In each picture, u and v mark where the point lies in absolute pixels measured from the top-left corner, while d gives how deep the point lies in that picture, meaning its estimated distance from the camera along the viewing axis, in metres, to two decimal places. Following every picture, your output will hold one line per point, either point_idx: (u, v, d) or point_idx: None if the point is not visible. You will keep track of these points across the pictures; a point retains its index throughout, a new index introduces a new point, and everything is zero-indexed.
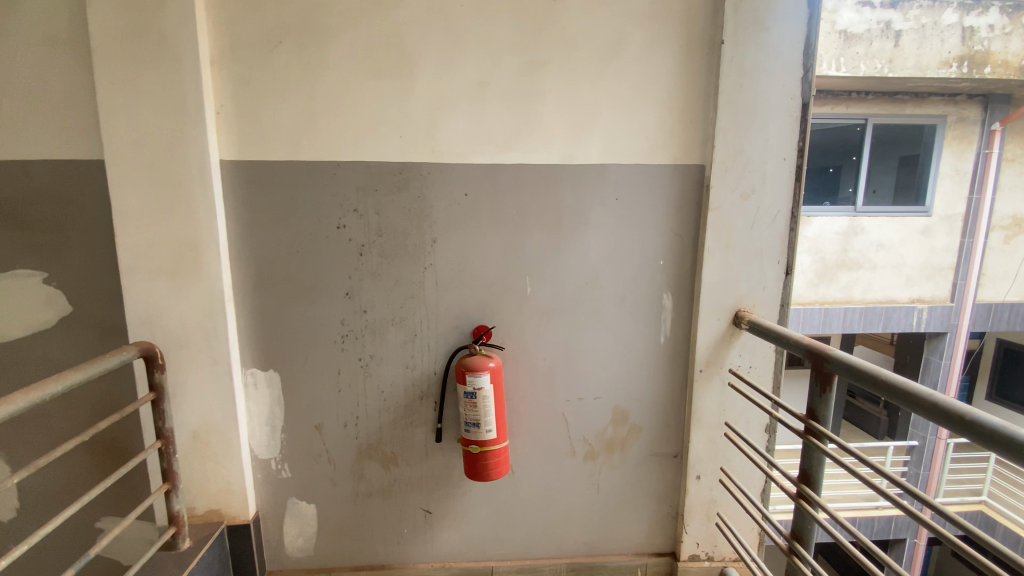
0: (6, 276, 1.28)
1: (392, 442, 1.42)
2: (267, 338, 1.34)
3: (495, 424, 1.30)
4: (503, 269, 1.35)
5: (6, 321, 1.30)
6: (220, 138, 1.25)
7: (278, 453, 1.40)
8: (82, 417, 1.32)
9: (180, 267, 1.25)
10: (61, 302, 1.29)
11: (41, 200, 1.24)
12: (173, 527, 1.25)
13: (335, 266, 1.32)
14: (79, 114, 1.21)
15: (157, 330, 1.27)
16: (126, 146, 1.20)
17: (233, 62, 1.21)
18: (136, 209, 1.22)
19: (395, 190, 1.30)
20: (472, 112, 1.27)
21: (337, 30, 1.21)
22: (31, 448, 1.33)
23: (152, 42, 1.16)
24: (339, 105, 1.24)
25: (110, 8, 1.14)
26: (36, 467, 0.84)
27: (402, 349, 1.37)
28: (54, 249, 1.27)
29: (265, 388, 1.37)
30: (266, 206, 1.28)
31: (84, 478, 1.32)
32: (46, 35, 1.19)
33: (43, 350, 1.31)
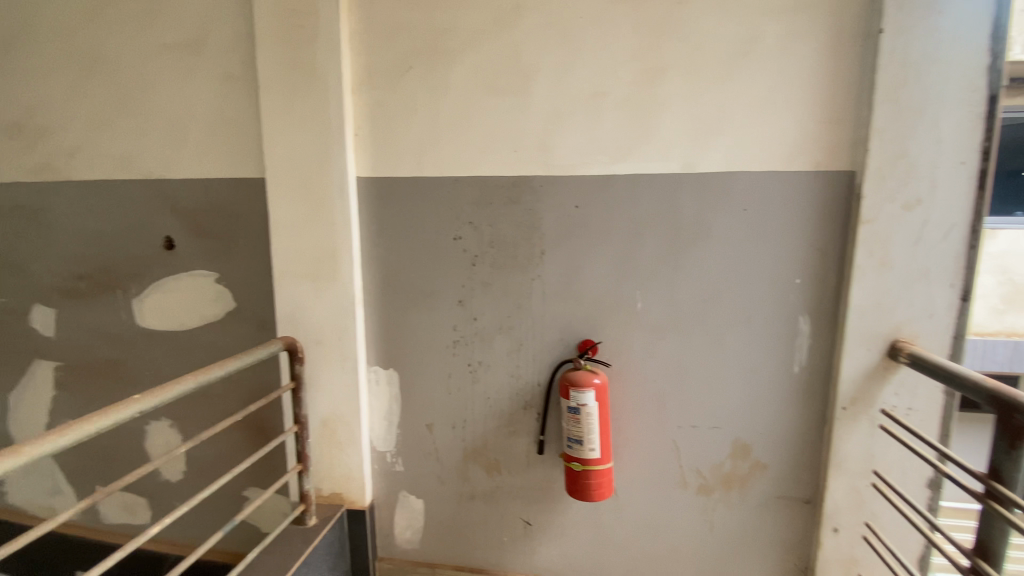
0: (189, 276, 1.53)
1: (496, 449, 1.44)
2: (388, 339, 1.44)
3: (599, 443, 1.25)
4: (615, 283, 1.30)
5: (186, 312, 1.55)
6: (357, 157, 1.37)
7: (393, 448, 1.49)
8: (236, 400, 1.53)
9: (319, 273, 1.40)
10: (226, 298, 1.52)
11: (216, 211, 1.48)
12: (303, 505, 1.39)
13: (449, 274, 1.38)
14: (247, 140, 1.43)
15: (299, 326, 1.43)
16: (281, 166, 1.37)
17: (369, 88, 1.33)
18: (287, 220, 1.39)
19: (508, 203, 1.32)
20: (588, 123, 1.25)
21: (460, 51, 1.27)
22: (195, 422, 1.57)
23: (304, 74, 1.32)
24: (460, 122, 1.30)
25: (275, 48, 1.32)
26: (198, 439, 1.03)
27: (509, 359, 1.39)
28: (223, 253, 1.49)
29: (384, 386, 1.47)
30: (392, 217, 1.38)
31: (237, 451, 1.53)
32: (227, 74, 1.41)
33: (212, 338, 1.55)
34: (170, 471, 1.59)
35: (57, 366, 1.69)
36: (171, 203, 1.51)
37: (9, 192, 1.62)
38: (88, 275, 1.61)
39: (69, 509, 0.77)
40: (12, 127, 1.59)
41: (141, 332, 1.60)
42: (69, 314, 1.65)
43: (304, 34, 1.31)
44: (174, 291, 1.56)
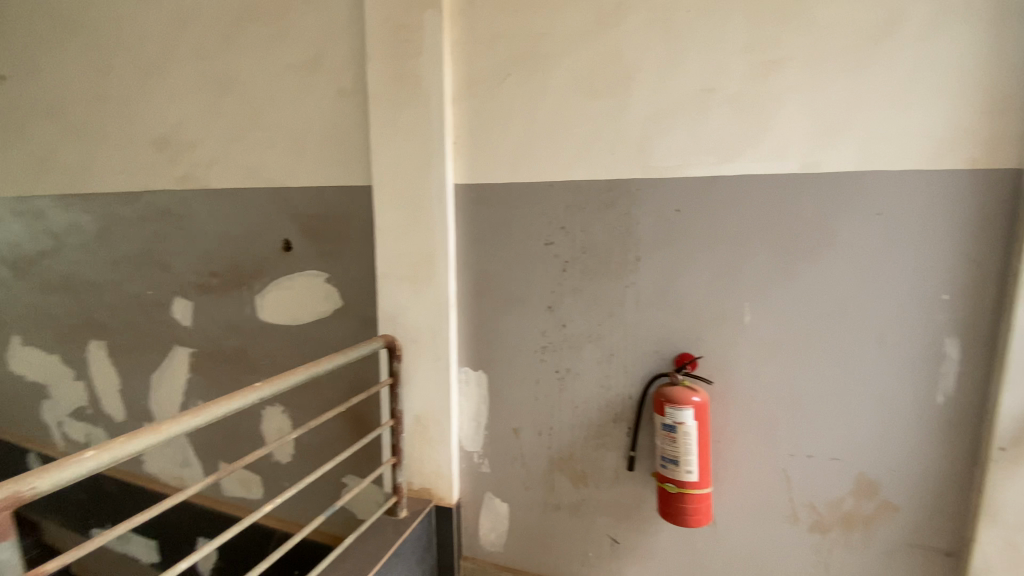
0: (303, 275, 1.68)
1: (583, 460, 1.40)
2: (479, 341, 1.47)
3: (697, 466, 1.17)
4: (717, 293, 1.21)
5: (300, 308, 1.70)
6: (455, 164, 1.41)
7: (480, 449, 1.51)
8: (339, 391, 1.64)
9: (416, 275, 1.46)
10: (334, 296, 1.64)
11: (327, 216, 1.60)
12: (395, 496, 1.46)
13: (540, 279, 1.37)
14: (356, 149, 1.53)
15: (396, 325, 1.50)
16: (385, 173, 1.45)
17: (469, 96, 1.37)
18: (390, 224, 1.47)
19: (603, 207, 1.28)
20: (692, 122, 1.18)
21: (559, 55, 1.26)
22: (303, 411, 1.71)
23: (409, 85, 1.38)
24: (556, 126, 1.29)
25: (384, 62, 1.40)
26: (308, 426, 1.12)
27: (598, 368, 1.35)
28: (332, 255, 1.62)
29: (474, 387, 1.49)
30: (486, 222, 1.40)
31: (338, 439, 1.64)
32: (341, 89, 1.52)
33: (321, 333, 1.68)
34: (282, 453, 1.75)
35: (193, 352, 1.93)
36: (290, 208, 1.66)
37: (161, 199, 1.87)
38: (220, 272, 1.81)
39: (199, 482, 0.86)
40: (164, 142, 1.83)
41: (261, 324, 1.77)
42: (204, 307, 1.87)
43: (410, 47, 1.37)
44: (289, 289, 1.71)
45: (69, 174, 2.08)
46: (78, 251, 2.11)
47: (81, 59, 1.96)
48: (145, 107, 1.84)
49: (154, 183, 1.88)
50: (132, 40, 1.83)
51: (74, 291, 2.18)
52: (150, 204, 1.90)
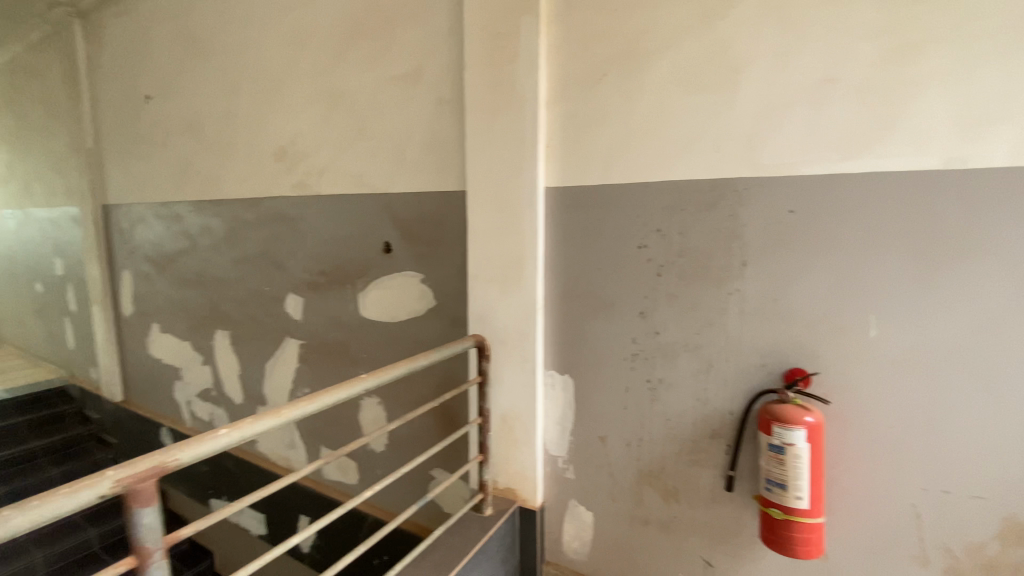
0: (400, 275, 1.77)
1: (675, 474, 1.34)
2: (567, 346, 1.45)
3: (809, 493, 1.07)
4: (835, 303, 1.10)
5: (397, 306, 1.79)
6: (548, 167, 1.41)
7: (566, 455, 1.50)
8: (430, 388, 1.71)
9: (506, 277, 1.47)
10: (428, 296, 1.71)
11: (424, 220, 1.68)
12: (481, 493, 1.49)
13: (632, 283, 1.33)
14: (452, 155, 1.58)
15: (486, 327, 1.52)
16: (479, 177, 1.48)
17: (565, 99, 1.36)
18: (482, 227, 1.50)
19: (704, 209, 1.22)
20: (809, 116, 1.09)
21: (659, 52, 1.22)
22: (396, 404, 1.80)
23: (505, 91, 1.41)
24: (654, 126, 1.25)
25: (481, 70, 1.44)
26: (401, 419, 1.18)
27: (695, 379, 1.28)
28: (428, 256, 1.69)
29: (561, 392, 1.48)
30: (578, 225, 1.39)
31: (429, 433, 1.71)
32: (440, 98, 1.58)
33: (416, 331, 1.76)
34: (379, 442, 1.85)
35: (301, 344, 2.10)
36: (390, 213, 1.76)
37: (279, 204, 2.07)
38: (326, 271, 1.97)
39: (309, 465, 0.94)
40: (283, 153, 2.02)
41: (362, 321, 1.90)
42: (313, 303, 2.03)
43: (507, 54, 1.39)
44: (388, 288, 1.81)
45: (204, 183, 2.36)
46: (210, 251, 2.39)
47: (215, 81, 2.22)
48: (267, 121, 2.05)
49: (274, 190, 2.08)
50: (258, 61, 2.03)
51: (206, 286, 2.47)
52: (270, 209, 2.10)
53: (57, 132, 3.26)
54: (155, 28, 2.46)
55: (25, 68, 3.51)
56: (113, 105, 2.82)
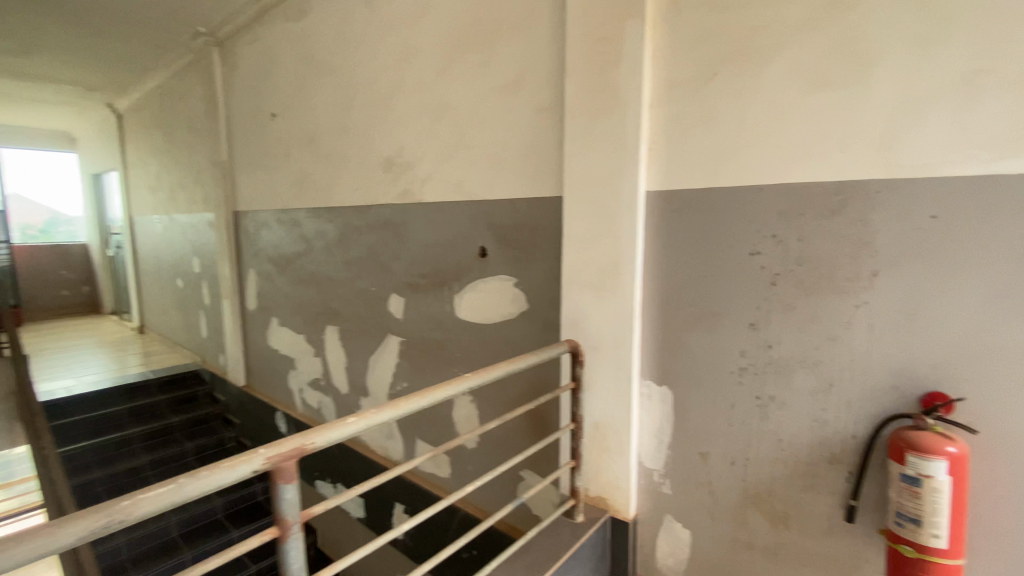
0: (495, 279, 1.81)
1: (785, 499, 1.25)
2: (666, 356, 1.41)
3: (949, 533, 0.96)
4: (989, 321, 0.97)
5: (490, 309, 1.84)
6: (650, 171, 1.38)
7: (662, 468, 1.45)
8: (523, 391, 1.74)
9: (603, 283, 1.46)
10: (522, 300, 1.74)
11: (520, 226, 1.71)
12: (573, 499, 1.49)
13: (742, 292, 1.26)
14: (550, 161, 1.60)
15: (580, 332, 1.51)
16: (578, 183, 1.48)
17: (670, 102, 1.33)
18: (579, 232, 1.50)
19: (827, 214, 1.13)
20: (958, 109, 0.97)
21: (776, 48, 1.15)
22: (489, 404, 1.86)
23: (607, 96, 1.40)
24: (769, 125, 1.18)
25: (582, 75, 1.44)
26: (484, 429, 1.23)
27: (812, 397, 1.19)
28: (523, 261, 1.72)
29: (658, 404, 1.44)
30: (682, 230, 1.34)
31: (521, 435, 1.74)
32: (539, 105, 1.61)
33: (508, 334, 1.79)
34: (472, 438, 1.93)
35: (401, 342, 2.23)
36: (487, 218, 1.81)
37: (385, 211, 2.21)
38: (426, 274, 2.07)
39: (409, 462, 1.01)
40: (389, 163, 2.16)
41: (457, 322, 1.97)
42: (413, 303, 2.15)
43: (609, 59, 1.38)
44: (482, 291, 1.86)
45: (319, 191, 2.58)
46: (323, 253, 2.62)
47: (331, 98, 2.42)
48: (376, 133, 2.20)
49: (380, 198, 2.23)
50: (369, 78, 2.19)
51: (318, 285, 2.70)
52: (376, 215, 2.26)
53: (199, 147, 3.73)
54: (281, 52, 2.73)
55: (175, 92, 4.05)
56: (244, 122, 3.18)
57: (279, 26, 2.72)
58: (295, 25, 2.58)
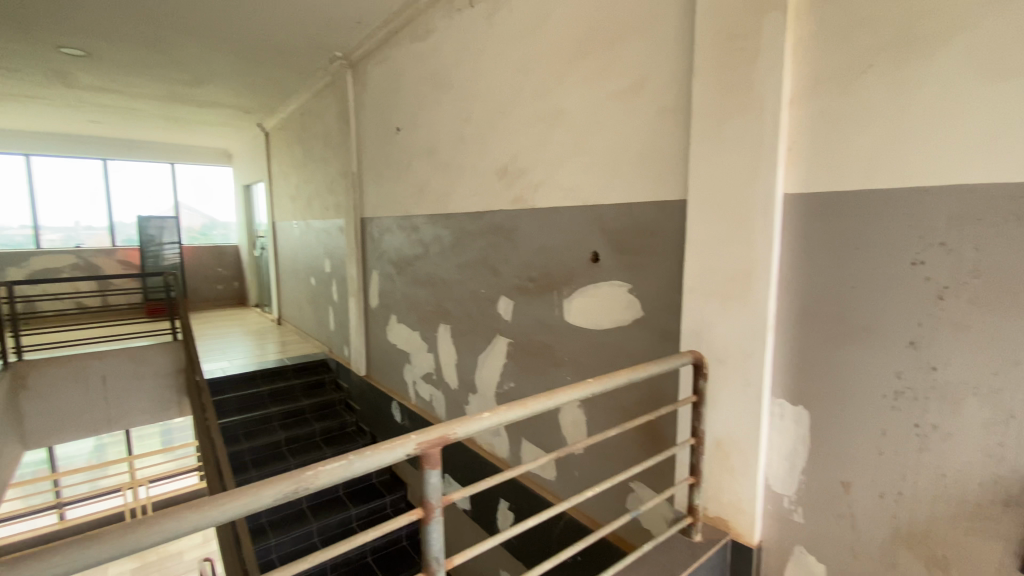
0: (607, 284, 1.80)
1: (948, 544, 1.09)
2: (803, 373, 1.30)
3: None
4: None
5: (602, 315, 1.83)
6: (789, 174, 1.29)
7: (793, 494, 1.34)
8: (637, 402, 1.72)
9: (730, 292, 1.38)
10: (636, 307, 1.71)
11: (637, 231, 1.68)
12: (690, 517, 1.43)
13: (899, 307, 1.13)
14: (674, 165, 1.56)
15: (703, 343, 1.45)
16: (705, 187, 1.43)
17: (814, 98, 1.23)
18: (704, 238, 1.44)
19: (1012, 219, 0.97)
20: None
21: (950, 31, 1.02)
22: (601, 411, 1.85)
23: (739, 95, 1.33)
24: (938, 119, 1.05)
25: (713, 74, 1.38)
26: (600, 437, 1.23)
27: (987, 431, 1.03)
28: (639, 267, 1.69)
29: (791, 424, 1.33)
30: (825, 237, 1.24)
31: (635, 447, 1.72)
32: (663, 108, 1.58)
33: (621, 341, 1.77)
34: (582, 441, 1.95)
35: (509, 343, 2.29)
36: (602, 223, 1.80)
37: (498, 216, 2.30)
38: (536, 278, 2.11)
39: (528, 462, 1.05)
40: (504, 170, 2.23)
41: (566, 326, 1.98)
42: (522, 306, 2.20)
43: (742, 55, 1.31)
44: (594, 296, 1.86)
45: (437, 198, 2.75)
46: (439, 256, 2.78)
47: (451, 110, 2.57)
48: (492, 142, 2.29)
49: (494, 204, 2.32)
50: (487, 90, 2.29)
51: (433, 286, 2.87)
52: (490, 220, 2.35)
53: (332, 160, 4.16)
54: (406, 70, 2.96)
55: (313, 111, 4.55)
56: (371, 136, 3.49)
57: (405, 46, 2.94)
58: (420, 44, 2.78)
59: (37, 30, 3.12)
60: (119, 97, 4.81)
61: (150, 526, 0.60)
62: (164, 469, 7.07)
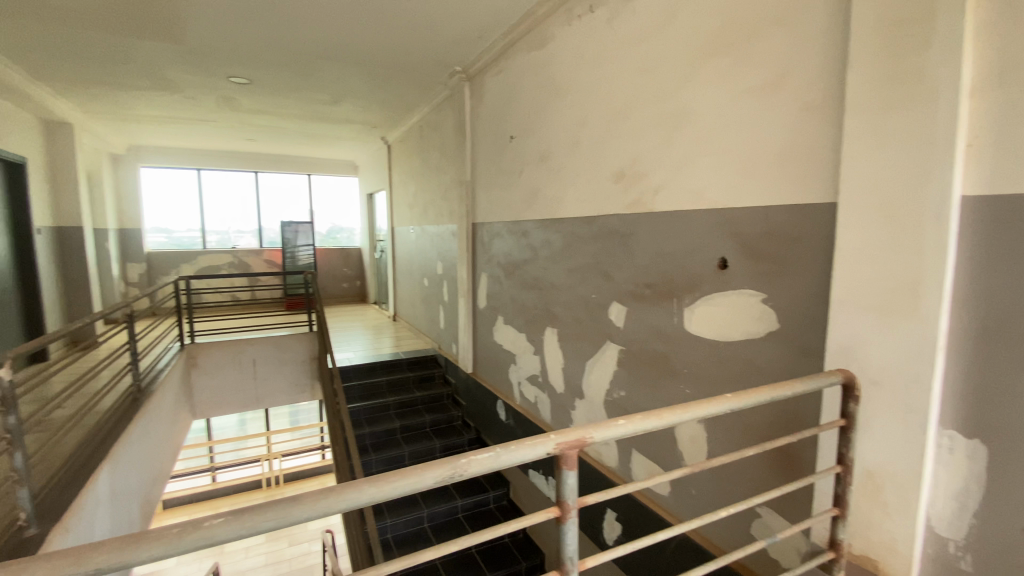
0: (737, 294, 1.71)
1: None
2: (982, 402, 1.12)
3: None
4: None
5: (729, 325, 1.74)
6: (968, 173, 1.12)
7: (962, 538, 1.17)
8: (769, 422, 1.61)
9: (889, 306, 1.23)
10: (771, 319, 1.60)
11: (774, 236, 1.58)
12: (831, 552, 1.32)
13: None
14: (820, 167, 1.44)
15: (853, 361, 1.32)
16: (860, 189, 1.29)
17: (1003, 86, 1.06)
18: (857, 246, 1.31)
19: None
20: None
21: None
22: (727, 428, 1.75)
23: (906, 86, 1.18)
24: None
25: (872, 66, 1.25)
26: (739, 455, 1.17)
27: None
28: (775, 275, 1.58)
29: (963, 460, 1.16)
30: (1017, 246, 1.06)
31: (765, 471, 1.63)
32: (808, 105, 1.46)
33: (750, 354, 1.67)
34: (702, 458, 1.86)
35: (621, 350, 2.25)
36: (731, 229, 1.71)
37: (612, 220, 2.27)
38: (652, 284, 2.05)
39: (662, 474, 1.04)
40: (621, 174, 2.21)
41: (687, 336, 1.91)
42: (636, 312, 2.15)
43: (909, 42, 1.17)
44: (720, 306, 1.77)
45: (549, 203, 2.79)
46: (549, 260, 2.82)
47: (566, 116, 2.59)
48: (608, 146, 2.27)
49: (609, 208, 2.29)
50: (605, 94, 2.28)
51: (542, 290, 2.92)
52: (603, 225, 2.33)
53: (448, 168, 4.40)
54: (522, 79, 3.04)
55: (431, 124, 4.86)
56: (486, 144, 3.64)
57: (522, 56, 3.03)
58: (538, 53, 2.85)
59: (214, 63, 3.69)
60: (270, 118, 5.52)
61: (338, 495, 0.67)
62: (293, 445, 7.96)
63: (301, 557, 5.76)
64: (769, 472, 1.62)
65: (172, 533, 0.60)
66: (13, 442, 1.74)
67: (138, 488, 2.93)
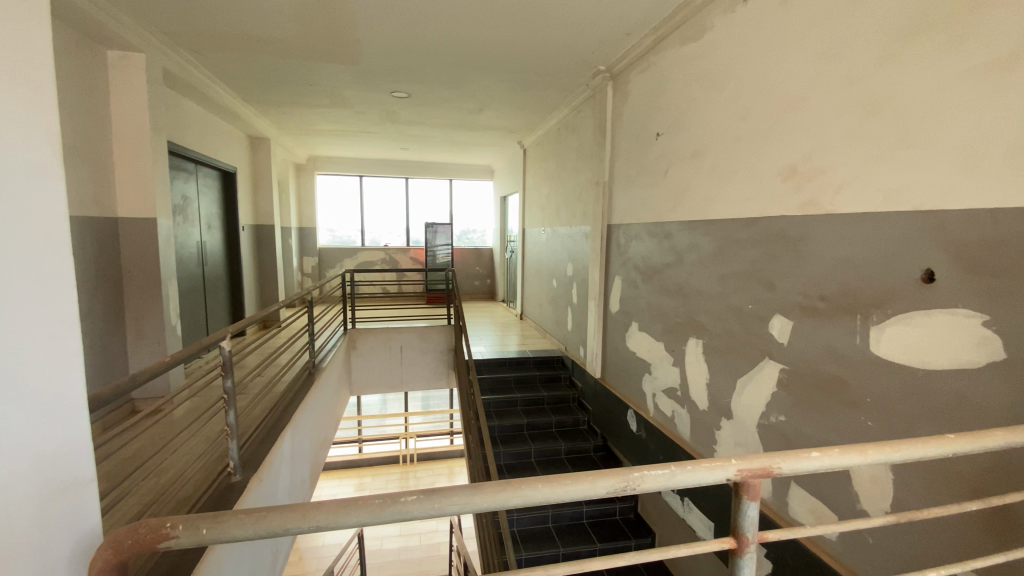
0: (947, 313, 1.41)
1: None
2: None
3: None
4: None
5: (933, 351, 1.45)
6: None
7: None
8: (984, 473, 1.32)
9: None
10: (994, 346, 1.30)
11: (1002, 246, 1.28)
12: None
13: None
14: None
15: None
16: None
17: None
18: None
19: None
20: None
21: None
22: (924, 473, 1.46)
23: None
24: None
25: None
26: (954, 511, 0.95)
27: None
28: (1003, 293, 1.28)
29: None
30: None
31: (974, 532, 1.34)
32: None
33: (962, 387, 1.38)
34: (886, 505, 1.58)
35: (783, 369, 2.02)
36: (941, 235, 1.43)
37: (778, 223, 2.04)
38: (827, 297, 1.81)
39: (854, 522, 0.89)
40: (791, 172, 1.97)
41: (873, 360, 1.64)
42: (805, 328, 1.90)
43: None
44: (922, 327, 1.49)
45: (699, 205, 2.61)
46: (696, 265, 2.64)
47: (724, 111, 2.40)
48: (776, 141, 2.04)
49: (773, 211, 2.07)
50: (774, 84, 2.06)
51: (686, 297, 2.74)
52: (766, 228, 2.11)
53: (584, 170, 4.37)
54: (673, 75, 2.89)
55: (570, 125, 4.87)
56: (627, 144, 3.53)
57: (674, 50, 2.87)
58: (692, 46, 2.68)
59: (379, 80, 4.13)
60: (422, 127, 6.01)
61: (515, 491, 0.70)
62: (426, 428, 8.61)
63: (429, 534, 6.19)
64: (979, 534, 1.33)
65: (373, 503, 0.68)
66: (229, 402, 2.11)
67: (309, 452, 3.37)
